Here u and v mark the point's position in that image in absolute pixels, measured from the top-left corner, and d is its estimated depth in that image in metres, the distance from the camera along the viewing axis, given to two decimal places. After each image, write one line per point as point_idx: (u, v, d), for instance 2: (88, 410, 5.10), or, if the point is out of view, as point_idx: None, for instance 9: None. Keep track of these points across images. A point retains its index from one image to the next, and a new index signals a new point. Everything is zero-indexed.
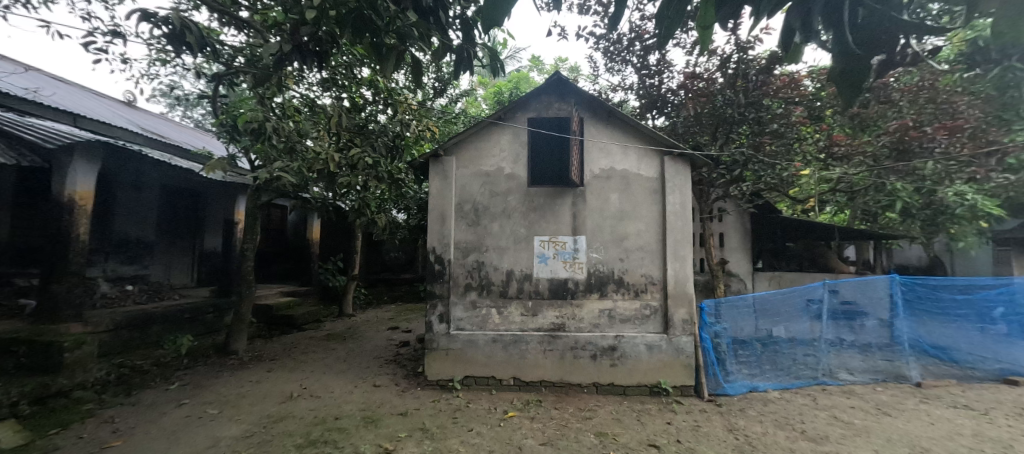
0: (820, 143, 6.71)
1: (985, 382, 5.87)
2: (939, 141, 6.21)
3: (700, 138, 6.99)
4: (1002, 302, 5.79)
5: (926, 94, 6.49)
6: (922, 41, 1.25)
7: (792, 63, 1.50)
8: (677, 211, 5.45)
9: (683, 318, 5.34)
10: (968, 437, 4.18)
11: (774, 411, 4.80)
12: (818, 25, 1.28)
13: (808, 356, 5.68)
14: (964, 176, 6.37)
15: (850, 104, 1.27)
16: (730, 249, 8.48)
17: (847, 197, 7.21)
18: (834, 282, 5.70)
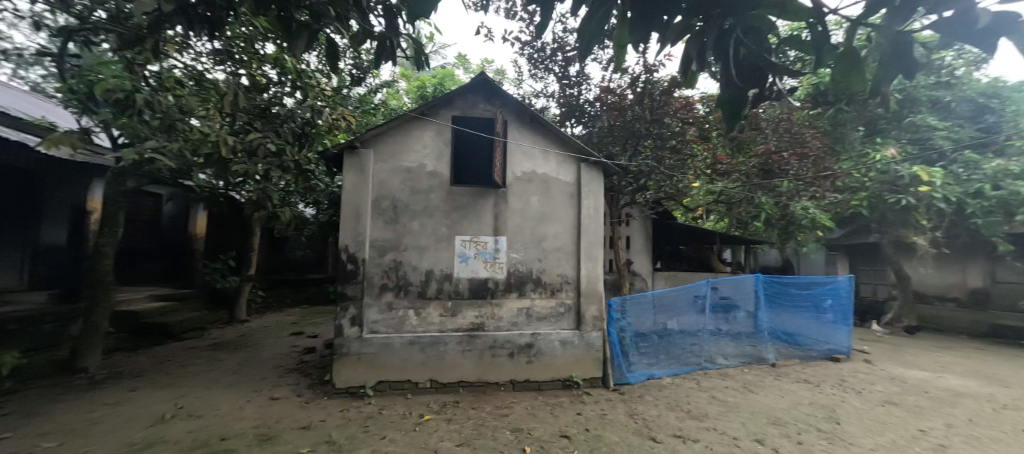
0: (707, 161, 7.71)
1: (817, 360, 7.34)
2: (792, 166, 7.68)
3: (612, 149, 7.55)
4: (830, 295, 7.28)
5: (785, 124, 7.84)
6: (778, 84, 1.53)
7: (688, 88, 1.72)
8: (591, 215, 5.84)
9: (594, 315, 5.73)
10: (806, 405, 5.16)
11: (667, 396, 5.39)
12: (710, 57, 1.49)
13: (694, 345, 6.52)
14: (808, 194, 7.94)
15: (730, 127, 1.51)
16: (636, 251, 9.23)
17: (726, 207, 8.32)
18: (715, 281, 6.61)
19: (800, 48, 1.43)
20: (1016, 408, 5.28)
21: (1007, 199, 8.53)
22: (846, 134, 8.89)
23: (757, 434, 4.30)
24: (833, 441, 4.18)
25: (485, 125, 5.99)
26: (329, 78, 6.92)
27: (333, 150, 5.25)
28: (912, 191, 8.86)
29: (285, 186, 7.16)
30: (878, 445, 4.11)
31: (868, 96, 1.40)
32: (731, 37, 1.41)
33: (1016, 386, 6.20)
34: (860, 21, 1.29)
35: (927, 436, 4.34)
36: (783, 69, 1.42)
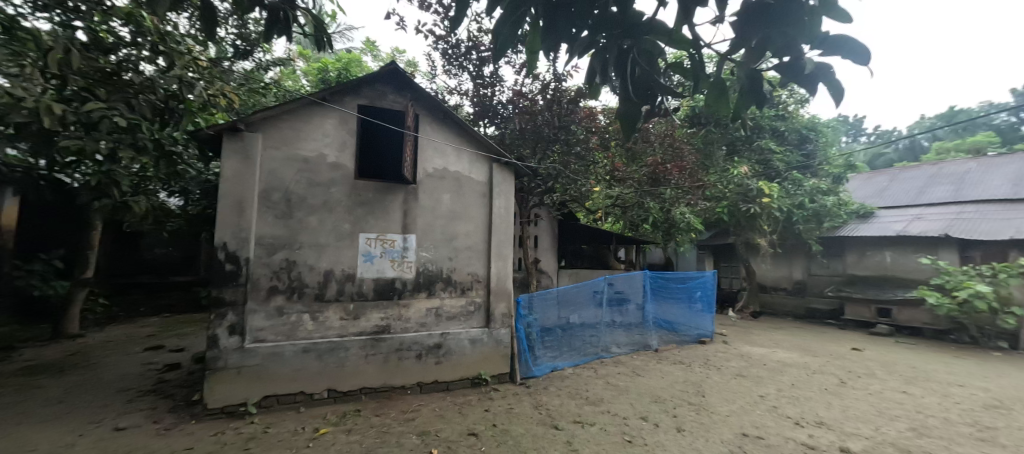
0: (606, 168, 8.24)
1: (689, 343, 8.56)
2: (674, 177, 8.45)
3: (522, 151, 7.70)
4: (699, 288, 8.54)
5: (668, 140, 8.74)
6: (662, 102, 1.72)
7: (593, 99, 1.82)
8: (502, 213, 5.94)
9: (503, 312, 5.84)
10: (680, 383, 5.96)
11: (568, 385, 5.77)
12: (611, 72, 1.60)
13: (593, 336, 7.09)
14: (686, 201, 9.07)
15: (630, 139, 1.60)
16: (542, 249, 9.59)
17: (621, 212, 9.20)
18: (611, 276, 7.24)
19: (683, 74, 1.58)
20: (821, 372, 6.81)
21: (818, 210, 11.37)
22: (712, 152, 10.77)
23: (643, 412, 4.83)
24: (700, 412, 4.90)
25: (395, 115, 5.70)
26: (205, 46, 5.88)
27: (207, 131, 4.46)
28: (757, 201, 10.74)
29: (139, 170, 5.80)
30: (732, 411, 4.94)
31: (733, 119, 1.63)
32: (628, 56, 1.57)
33: (822, 356, 7.98)
34: (726, 55, 1.48)
35: (764, 400, 5.34)
36: (667, 87, 1.60)
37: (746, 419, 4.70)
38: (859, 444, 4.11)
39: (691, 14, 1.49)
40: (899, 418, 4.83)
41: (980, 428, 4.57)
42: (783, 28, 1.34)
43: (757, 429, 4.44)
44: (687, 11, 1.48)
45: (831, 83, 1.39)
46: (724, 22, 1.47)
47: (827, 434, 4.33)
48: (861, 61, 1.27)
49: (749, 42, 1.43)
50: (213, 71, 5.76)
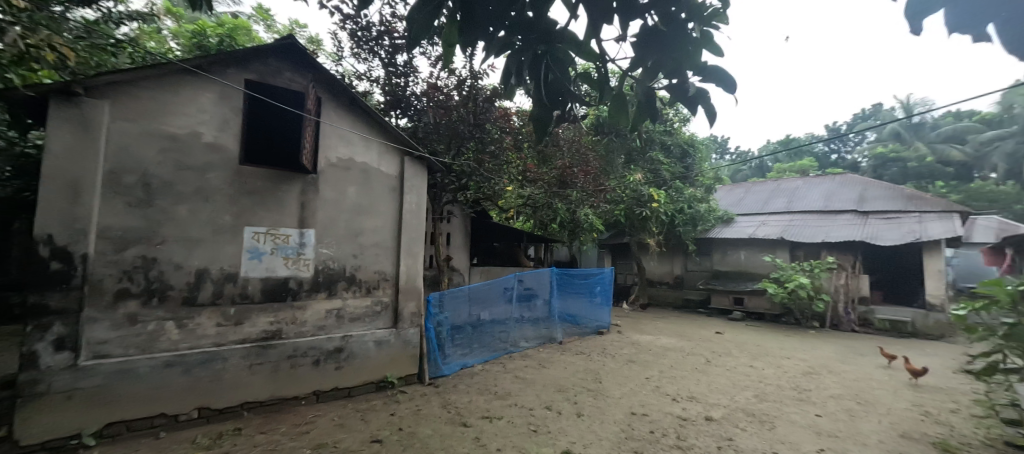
0: (519, 169, 8.54)
1: (590, 334, 9.27)
2: (580, 181, 9.37)
3: (435, 146, 7.39)
4: (599, 283, 9.32)
5: (576, 146, 9.48)
6: (572, 109, 1.82)
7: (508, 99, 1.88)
8: (412, 209, 5.74)
9: (412, 311, 5.65)
10: (580, 372, 6.41)
11: (477, 382, 5.81)
12: (525, 74, 1.66)
13: (503, 332, 7.25)
14: (587, 202, 10.06)
15: (539, 141, 1.75)
16: (455, 247, 9.65)
17: (530, 208, 9.71)
18: (521, 273, 7.51)
19: (590, 84, 1.70)
20: (693, 354, 7.95)
21: (694, 215, 13.44)
22: (612, 163, 11.93)
23: (547, 402, 5.10)
24: (597, 396, 5.34)
25: (289, 96, 5.07)
26: None
27: (26, 91, 3.48)
28: (649, 206, 12.09)
29: None
30: (623, 394, 5.49)
31: (632, 129, 1.79)
32: (542, 61, 1.63)
33: (695, 340, 9.30)
34: (627, 72, 1.62)
35: (649, 382, 6.05)
36: (577, 95, 1.71)
37: (635, 399, 5.26)
38: (721, 413, 4.90)
39: (599, 28, 1.60)
40: (748, 388, 5.87)
41: (800, 391, 5.80)
42: (674, 52, 1.53)
43: (643, 407, 5.01)
44: (596, 26, 1.59)
45: (704, 106, 1.62)
46: (627, 40, 1.60)
47: (696, 406, 5.08)
48: (729, 90, 1.52)
49: (646, 62, 1.59)
50: (37, 13, 4.45)
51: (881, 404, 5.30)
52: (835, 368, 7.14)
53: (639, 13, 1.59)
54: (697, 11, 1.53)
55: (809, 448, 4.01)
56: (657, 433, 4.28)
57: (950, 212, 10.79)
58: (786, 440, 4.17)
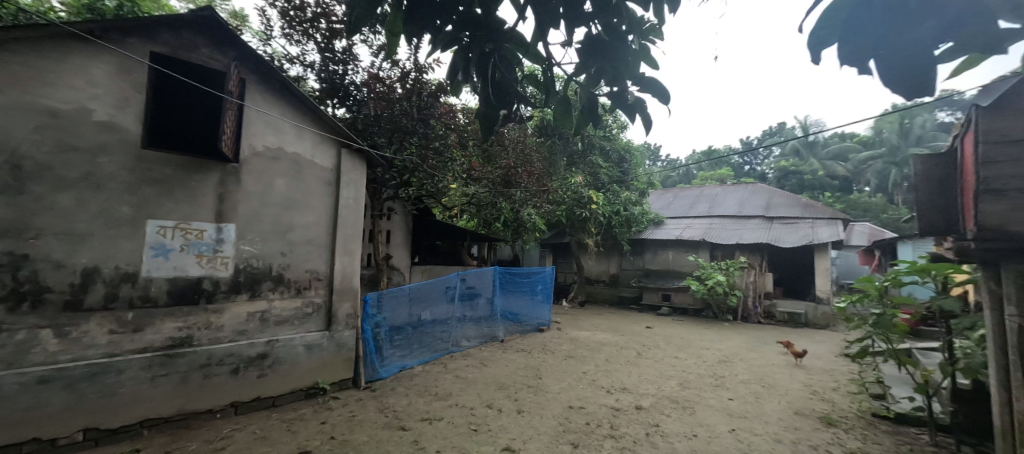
0: (463, 167, 8.34)
1: (531, 331, 9.53)
2: (525, 181, 9.28)
3: (376, 139, 7.02)
4: (541, 282, 9.61)
5: (520, 147, 9.37)
6: (517, 109, 1.84)
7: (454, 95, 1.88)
8: (349, 204, 5.46)
9: (347, 312, 5.37)
10: (520, 369, 6.52)
11: (416, 384, 5.69)
12: (473, 70, 1.66)
13: (444, 332, 7.21)
14: (531, 202, 9.99)
15: (485, 139, 1.76)
16: (395, 245, 9.35)
17: (474, 208, 9.60)
18: (462, 273, 7.57)
19: (535, 86, 1.73)
20: (626, 347, 8.44)
21: (629, 217, 14.21)
22: (556, 165, 12.24)
23: (488, 400, 5.12)
24: (537, 392, 5.47)
25: (206, 76, 4.57)
26: None
27: None
28: (588, 207, 13.07)
29: None
30: (561, 389, 5.67)
31: (578, 132, 1.83)
32: (490, 60, 1.63)
33: (628, 334, 9.86)
34: (572, 77, 1.68)
35: (585, 376, 6.32)
36: (523, 96, 1.73)
37: (572, 394, 5.47)
38: (650, 402, 5.26)
39: (546, 32, 1.63)
40: (673, 378, 6.37)
41: (716, 378, 6.42)
42: (615, 60, 1.60)
43: (580, 401, 5.22)
44: (543, 30, 1.63)
45: (641, 113, 1.71)
46: (572, 46, 1.66)
47: (629, 397, 5.41)
48: (664, 100, 1.62)
49: (589, 68, 1.66)
50: None
51: (781, 386, 6.07)
52: (746, 355, 8.01)
53: (584, 22, 1.65)
54: (637, 24, 1.62)
55: (723, 429, 4.46)
56: (592, 425, 4.48)
57: (836, 218, 12.71)
58: (705, 423, 4.60)
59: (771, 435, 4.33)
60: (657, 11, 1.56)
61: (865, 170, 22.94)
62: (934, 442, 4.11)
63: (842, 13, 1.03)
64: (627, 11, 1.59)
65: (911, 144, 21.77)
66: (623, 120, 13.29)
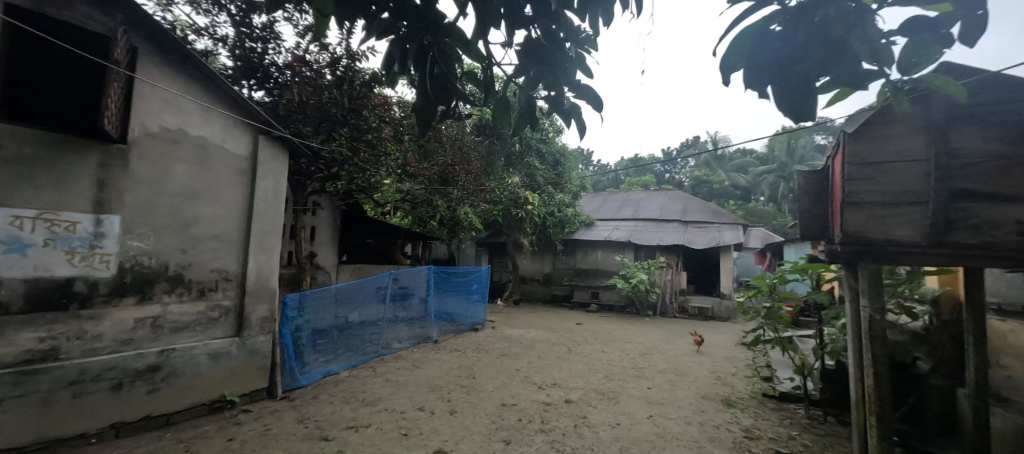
0: (398, 162, 7.94)
1: (465, 331, 9.73)
2: (462, 180, 9.27)
3: (300, 126, 6.47)
4: (476, 281, 9.91)
5: (459, 144, 9.32)
6: (455, 106, 1.81)
7: (390, 86, 1.83)
8: (265, 198, 5.06)
9: (261, 316, 4.98)
10: (454, 370, 6.55)
11: (341, 390, 5.43)
12: (411, 63, 1.60)
13: (374, 334, 7.07)
14: (469, 201, 10.08)
15: (421, 134, 1.72)
16: (320, 243, 8.70)
17: (409, 205, 9.51)
18: (395, 273, 7.52)
19: (475, 84, 1.71)
20: (556, 343, 8.77)
21: (562, 218, 14.59)
22: (494, 164, 12.31)
23: (420, 403, 5.04)
24: (470, 392, 5.51)
25: (84, 38, 3.90)
26: None
27: None
28: (524, 207, 13.38)
29: None
30: (494, 387, 5.75)
31: (516, 132, 1.85)
32: (429, 53, 1.58)
33: (559, 331, 10.21)
34: (511, 77, 1.70)
35: (518, 373, 6.48)
36: (462, 92, 1.70)
37: (506, 391, 5.57)
38: (579, 395, 5.52)
39: (487, 30, 1.62)
40: (599, 371, 6.73)
41: (636, 369, 6.92)
42: (553, 65, 1.66)
43: (512, 398, 5.33)
44: (484, 28, 1.63)
45: (576, 119, 1.77)
46: (512, 47, 1.67)
47: (559, 391, 5.65)
48: (597, 108, 1.70)
49: (528, 71, 1.70)
50: None
51: (690, 372, 6.76)
52: (663, 347, 8.76)
53: (525, 24, 1.66)
54: (575, 33, 1.68)
55: (642, 415, 4.83)
56: (523, 420, 4.59)
57: (737, 225, 14.41)
58: (625, 412, 4.94)
59: (681, 418, 4.79)
60: (593, 24, 1.62)
61: (761, 182, 25.97)
62: (810, 415, 4.86)
63: (744, 45, 1.13)
64: (565, 19, 1.64)
65: (795, 162, 25.13)
66: (558, 123, 13.71)
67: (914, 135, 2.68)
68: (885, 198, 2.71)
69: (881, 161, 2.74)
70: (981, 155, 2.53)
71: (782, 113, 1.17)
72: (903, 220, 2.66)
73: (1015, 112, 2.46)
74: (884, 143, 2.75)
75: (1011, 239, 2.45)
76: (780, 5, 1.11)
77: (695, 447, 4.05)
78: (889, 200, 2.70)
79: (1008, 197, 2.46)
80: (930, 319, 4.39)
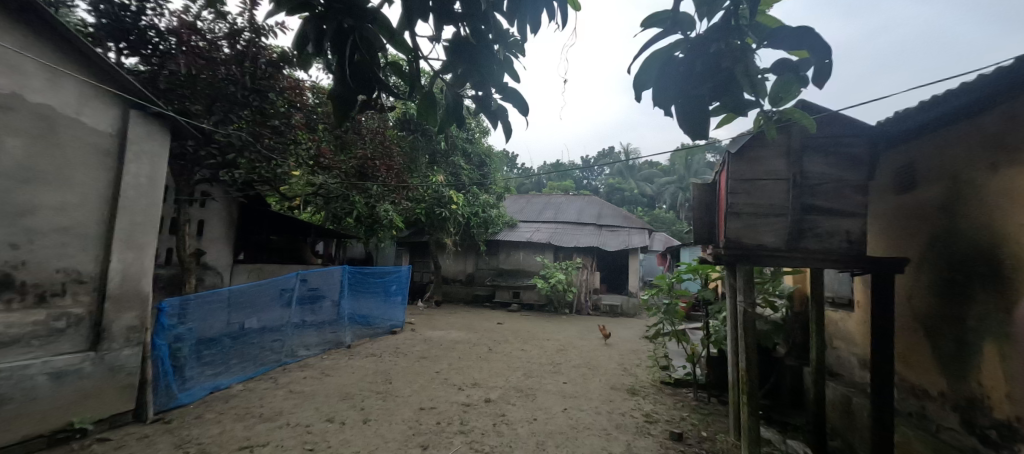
0: (310, 151, 7.62)
1: (383, 334, 9.42)
2: (382, 174, 8.99)
3: (188, 104, 5.63)
4: (396, 282, 9.74)
5: (380, 138, 8.93)
6: (377, 97, 1.71)
7: (303, 69, 1.68)
8: (136, 185, 4.35)
9: (127, 325, 4.24)
10: (368, 375, 6.24)
11: (233, 407, 4.83)
12: (326, 45, 1.48)
13: (275, 341, 6.48)
14: (389, 199, 9.80)
15: (339, 124, 1.61)
16: (210, 239, 7.62)
17: (323, 200, 9.29)
18: (303, 273, 7.04)
19: (398, 76, 1.64)
20: (476, 344, 8.77)
21: (487, 219, 14.62)
22: (418, 163, 12.26)
23: (329, 414, 4.71)
24: (386, 398, 5.28)
25: None
26: None
27: None
28: (448, 206, 13.23)
29: None
30: (412, 392, 5.59)
31: (442, 129, 1.83)
32: (348, 38, 1.46)
33: (480, 331, 10.22)
34: (438, 73, 1.66)
35: (438, 375, 6.39)
36: (385, 84, 1.60)
37: (424, 395, 5.45)
38: (498, 394, 5.59)
39: (414, 21, 1.55)
40: (518, 369, 6.89)
41: (553, 364, 7.22)
42: (481, 65, 1.65)
43: (431, 401, 5.22)
44: (410, 18, 1.55)
45: (503, 120, 1.79)
46: (439, 42, 1.63)
47: (479, 391, 5.65)
48: (522, 111, 1.74)
49: (456, 69, 1.68)
50: None
51: (601, 366, 7.25)
52: (577, 343, 9.24)
53: (453, 19, 1.61)
54: (504, 36, 1.68)
55: (557, 409, 5.08)
56: (442, 423, 4.51)
57: (645, 229, 15.90)
58: (543, 407, 5.14)
59: (593, 409, 5.12)
60: (520, 29, 1.62)
61: (662, 191, 28.80)
62: (698, 397, 5.56)
63: (652, 68, 1.23)
64: (494, 21, 1.63)
65: (691, 175, 28.44)
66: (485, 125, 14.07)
67: (778, 158, 3.20)
68: (756, 210, 3.20)
69: (753, 179, 3.22)
70: (823, 179, 3.12)
71: (683, 131, 1.26)
72: (768, 229, 3.17)
73: (843, 146, 3.11)
74: (755, 164, 3.23)
75: (842, 246, 3.06)
76: (683, 35, 1.22)
77: (603, 435, 4.36)
78: (759, 213, 3.19)
79: (840, 211, 3.09)
80: (784, 310, 5.27)
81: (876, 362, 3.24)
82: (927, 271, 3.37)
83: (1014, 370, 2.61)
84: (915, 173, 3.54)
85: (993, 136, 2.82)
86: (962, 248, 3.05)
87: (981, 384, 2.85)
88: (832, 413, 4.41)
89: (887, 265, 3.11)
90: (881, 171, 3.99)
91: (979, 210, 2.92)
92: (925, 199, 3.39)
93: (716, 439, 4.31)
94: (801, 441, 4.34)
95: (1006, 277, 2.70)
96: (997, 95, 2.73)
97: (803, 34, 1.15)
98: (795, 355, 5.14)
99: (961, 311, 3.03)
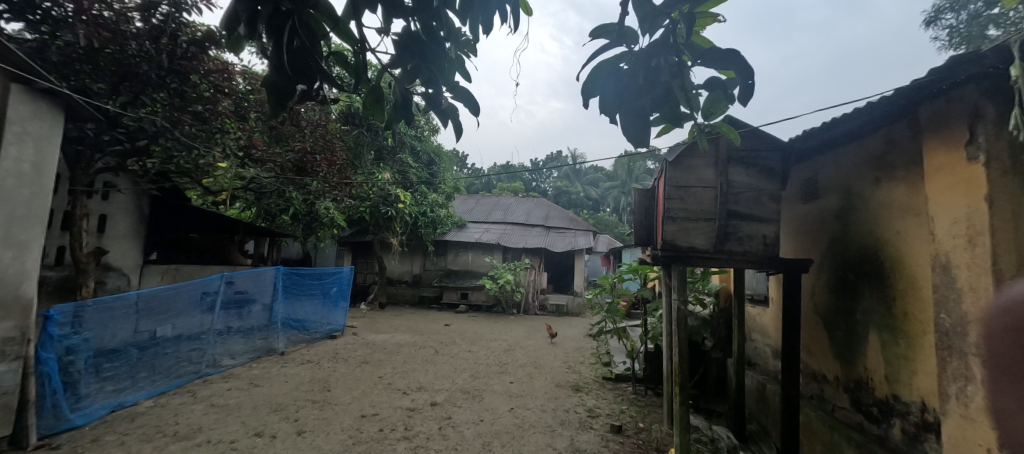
0: (240, 142, 7.08)
1: (320, 339, 8.89)
2: (322, 169, 8.59)
3: (88, 81, 4.96)
4: (336, 284, 9.30)
5: (320, 130, 8.85)
6: (319, 88, 1.60)
7: (232, 50, 1.52)
8: (16, 173, 3.81)
9: (3, 336, 3.65)
10: (303, 384, 5.84)
11: (140, 425, 4.29)
12: (260, 29, 1.32)
13: (193, 350, 5.83)
14: (331, 196, 9.17)
15: (273, 113, 1.44)
16: (114, 237, 6.72)
17: (256, 195, 8.51)
18: (229, 274, 6.41)
19: (343, 66, 1.52)
20: (422, 346, 8.56)
21: (435, 218, 14.32)
22: (363, 159, 11.77)
23: (258, 428, 4.34)
24: (324, 407, 4.99)
25: None
26: None
27: None
28: (394, 205, 12.60)
29: None
30: (353, 398, 5.34)
31: (392, 124, 1.74)
32: (285, 22, 1.34)
33: (426, 333, 9.99)
34: (387, 68, 1.59)
35: (381, 380, 6.14)
36: (328, 74, 1.49)
37: (365, 401, 5.22)
38: (444, 396, 5.49)
39: (359, 11, 1.46)
40: (465, 370, 6.84)
41: (500, 365, 7.26)
42: (433, 62, 1.60)
43: (373, 407, 5.02)
44: (357, 8, 1.46)
45: (453, 120, 1.76)
46: (387, 35, 1.56)
47: (424, 395, 5.50)
48: (472, 110, 1.71)
49: (405, 64, 1.62)
50: None
51: (546, 364, 7.42)
52: (523, 343, 9.28)
53: (402, 13, 1.55)
54: (455, 35, 1.65)
55: (504, 409, 5.11)
56: (385, 430, 4.35)
57: (589, 232, 16.60)
58: (489, 408, 5.14)
59: (537, 407, 5.21)
60: (473, 30, 1.60)
61: (607, 196, 30.86)
62: (636, 390, 5.90)
63: (599, 78, 1.25)
64: (447, 18, 1.60)
65: (632, 180, 30.20)
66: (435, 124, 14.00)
67: (709, 168, 3.47)
68: (687, 215, 3.46)
69: (687, 186, 3.47)
70: (745, 188, 3.44)
71: (627, 139, 1.31)
72: (699, 233, 3.44)
73: (762, 159, 3.46)
74: (688, 172, 3.49)
75: (759, 249, 3.39)
76: (627, 48, 1.26)
77: (548, 432, 4.45)
78: (691, 217, 3.45)
79: (759, 218, 3.42)
80: (712, 306, 5.75)
81: (786, 352, 3.65)
82: (826, 271, 3.84)
83: (891, 356, 3.07)
84: (818, 185, 4.02)
85: (878, 157, 3.29)
86: (854, 251, 3.50)
87: (867, 368, 3.31)
88: (750, 400, 4.92)
89: (796, 266, 3.50)
90: (792, 183, 4.50)
91: (866, 218, 3.39)
92: (824, 208, 3.88)
93: (651, 429, 4.59)
94: (725, 426, 4.79)
95: (886, 277, 3.15)
96: (885, 119, 3.17)
97: (731, 55, 1.23)
98: (719, 347, 5.65)
99: (852, 306, 3.48)
